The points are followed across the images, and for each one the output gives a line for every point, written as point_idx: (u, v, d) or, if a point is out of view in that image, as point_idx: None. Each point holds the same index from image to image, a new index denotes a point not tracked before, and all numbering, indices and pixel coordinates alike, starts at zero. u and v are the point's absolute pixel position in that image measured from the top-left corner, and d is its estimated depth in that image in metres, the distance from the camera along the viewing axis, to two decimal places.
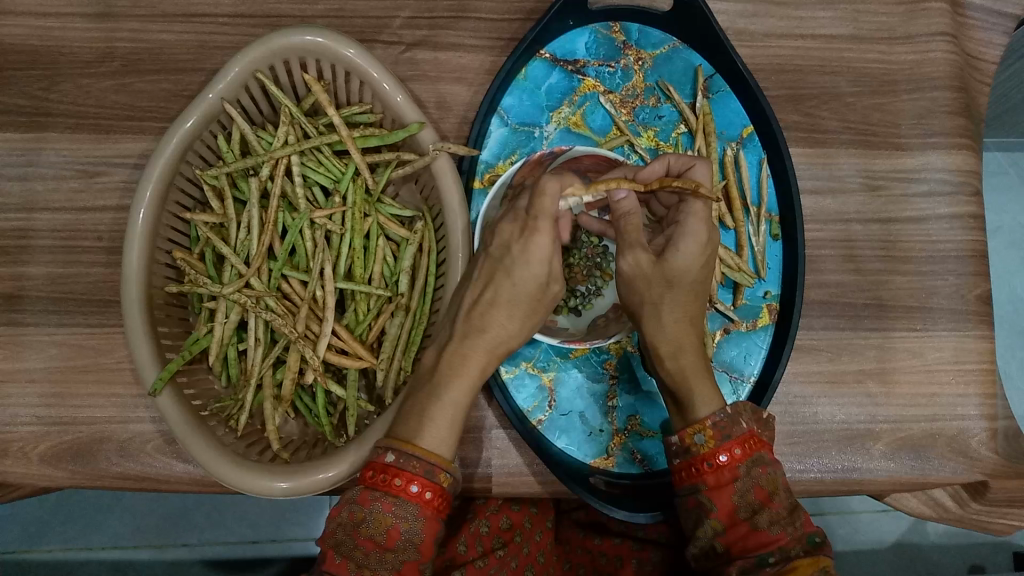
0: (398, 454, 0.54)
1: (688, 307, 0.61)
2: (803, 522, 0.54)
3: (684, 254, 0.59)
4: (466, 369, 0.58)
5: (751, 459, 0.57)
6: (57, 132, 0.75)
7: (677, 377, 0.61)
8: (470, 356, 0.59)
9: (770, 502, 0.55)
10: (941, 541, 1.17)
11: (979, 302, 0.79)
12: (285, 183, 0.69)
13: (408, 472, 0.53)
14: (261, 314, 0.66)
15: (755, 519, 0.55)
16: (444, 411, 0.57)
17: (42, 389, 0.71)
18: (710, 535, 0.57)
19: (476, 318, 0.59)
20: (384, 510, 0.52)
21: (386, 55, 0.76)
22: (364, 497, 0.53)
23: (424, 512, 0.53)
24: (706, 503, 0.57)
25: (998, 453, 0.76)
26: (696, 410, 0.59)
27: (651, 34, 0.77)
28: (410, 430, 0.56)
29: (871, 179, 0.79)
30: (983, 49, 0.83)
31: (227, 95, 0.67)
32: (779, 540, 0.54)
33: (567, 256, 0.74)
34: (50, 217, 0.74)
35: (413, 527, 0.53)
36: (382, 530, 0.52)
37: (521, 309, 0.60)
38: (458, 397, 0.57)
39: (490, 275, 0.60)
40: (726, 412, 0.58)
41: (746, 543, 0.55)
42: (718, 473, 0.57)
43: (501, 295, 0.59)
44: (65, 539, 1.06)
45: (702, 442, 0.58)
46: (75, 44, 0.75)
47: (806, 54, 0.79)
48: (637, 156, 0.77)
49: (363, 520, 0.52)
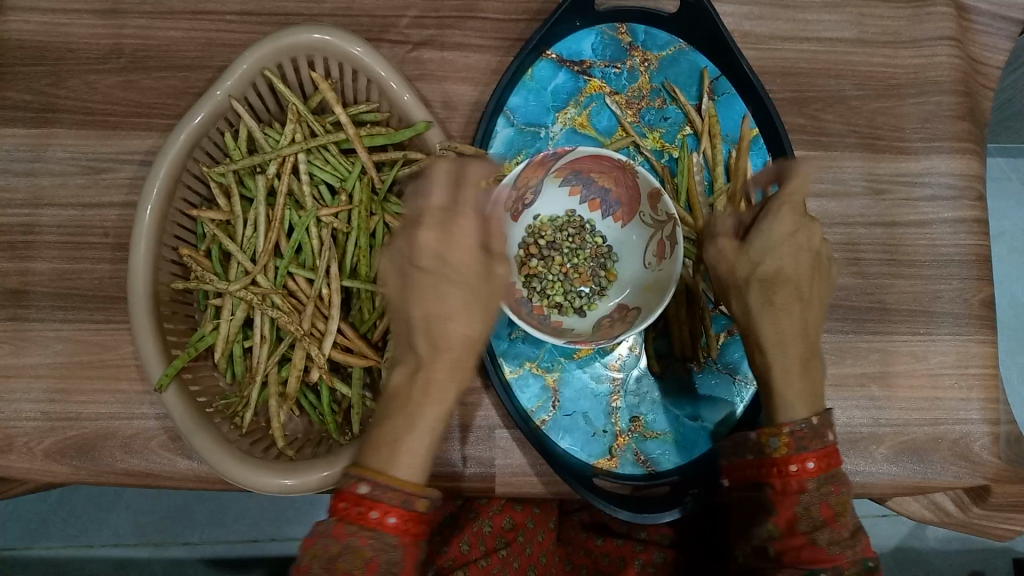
0: (373, 485, 0.50)
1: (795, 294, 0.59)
2: (862, 546, 0.55)
3: (768, 237, 0.59)
4: (433, 393, 0.51)
5: (824, 476, 0.57)
6: (64, 128, 0.75)
7: (774, 375, 0.59)
8: (438, 374, 0.52)
9: (834, 522, 0.55)
10: (941, 545, 1.17)
11: (982, 307, 0.79)
12: (292, 181, 0.69)
13: (384, 503, 0.49)
14: (266, 311, 0.66)
15: (815, 534, 0.55)
16: (416, 440, 0.51)
17: (47, 385, 0.71)
18: (765, 536, 0.57)
19: (431, 331, 0.52)
20: (361, 543, 0.49)
21: (393, 54, 0.76)
22: (338, 529, 0.49)
23: (403, 540, 0.50)
24: (768, 505, 0.57)
25: (1000, 457, 0.76)
26: (788, 412, 0.58)
27: (657, 35, 0.77)
28: (381, 460, 0.51)
29: (876, 183, 0.79)
30: (988, 54, 0.83)
31: (234, 93, 0.67)
32: (836, 560, 0.54)
33: (574, 256, 0.77)
34: (56, 213, 0.74)
35: (393, 557, 0.49)
36: (361, 564, 0.49)
37: (478, 304, 0.52)
38: (429, 426, 0.52)
39: (435, 282, 0.52)
40: (811, 422, 0.57)
41: (801, 553, 0.55)
42: (787, 480, 0.57)
43: (449, 301, 0.52)
44: (65, 536, 1.06)
45: (777, 446, 0.58)
46: (83, 41, 0.75)
47: (812, 57, 0.79)
48: (643, 158, 0.77)
49: (340, 553, 0.49)
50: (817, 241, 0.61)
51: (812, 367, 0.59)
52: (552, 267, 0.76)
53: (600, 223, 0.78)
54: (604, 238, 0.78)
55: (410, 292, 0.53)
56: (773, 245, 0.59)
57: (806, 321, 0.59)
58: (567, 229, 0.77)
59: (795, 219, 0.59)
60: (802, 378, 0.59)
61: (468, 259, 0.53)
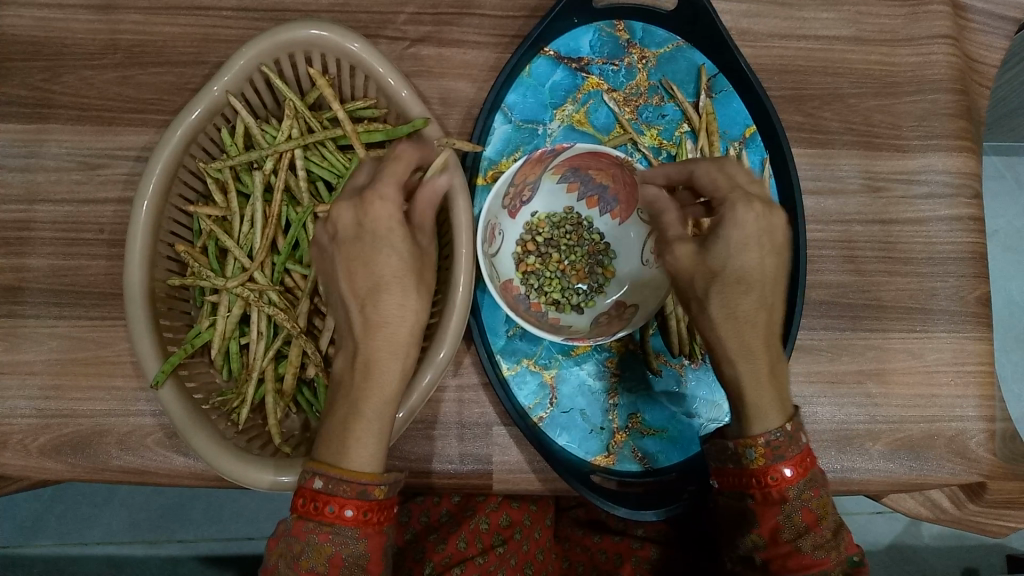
0: (325, 479, 0.53)
1: (758, 295, 0.57)
2: (845, 544, 0.56)
3: (729, 244, 0.57)
4: (377, 374, 0.55)
5: (804, 481, 0.57)
6: (59, 124, 0.74)
7: (744, 384, 0.58)
8: (377, 353, 0.56)
9: (816, 526, 0.56)
10: (936, 541, 1.17)
11: (978, 304, 0.79)
12: (289, 176, 0.69)
13: (339, 497, 0.53)
14: (263, 307, 0.66)
15: (799, 542, 0.56)
16: (365, 427, 0.55)
17: (42, 382, 0.71)
18: (749, 546, 0.58)
19: (369, 310, 0.56)
20: (322, 540, 0.53)
21: (390, 50, 0.76)
22: (298, 528, 0.53)
23: (365, 531, 0.54)
24: (751, 516, 0.58)
25: (995, 454, 0.77)
26: (761, 423, 0.57)
27: (655, 33, 0.77)
28: (336, 453, 0.54)
29: (872, 180, 0.79)
30: (984, 52, 0.83)
31: (231, 88, 0.67)
32: (821, 565, 0.55)
33: (570, 254, 0.77)
34: (51, 209, 0.74)
35: (355, 549, 0.54)
36: (324, 560, 0.53)
37: (412, 277, 0.57)
38: (380, 406, 0.55)
39: (363, 259, 0.57)
40: (785, 431, 0.57)
41: (787, 563, 0.56)
42: (767, 490, 0.57)
43: (379, 277, 0.56)
44: (60, 534, 1.06)
45: (754, 457, 0.57)
46: (78, 36, 0.75)
47: (809, 55, 0.79)
48: (641, 155, 0.77)
49: (302, 552, 0.53)
50: (784, 234, 0.59)
51: (778, 367, 0.59)
52: (551, 265, 0.76)
53: (597, 219, 0.78)
54: (602, 235, 0.78)
55: (343, 277, 0.58)
56: (740, 248, 0.57)
57: (768, 321, 0.58)
58: (565, 225, 0.77)
59: (762, 216, 0.57)
60: (770, 384, 0.58)
61: (389, 233, 0.57)
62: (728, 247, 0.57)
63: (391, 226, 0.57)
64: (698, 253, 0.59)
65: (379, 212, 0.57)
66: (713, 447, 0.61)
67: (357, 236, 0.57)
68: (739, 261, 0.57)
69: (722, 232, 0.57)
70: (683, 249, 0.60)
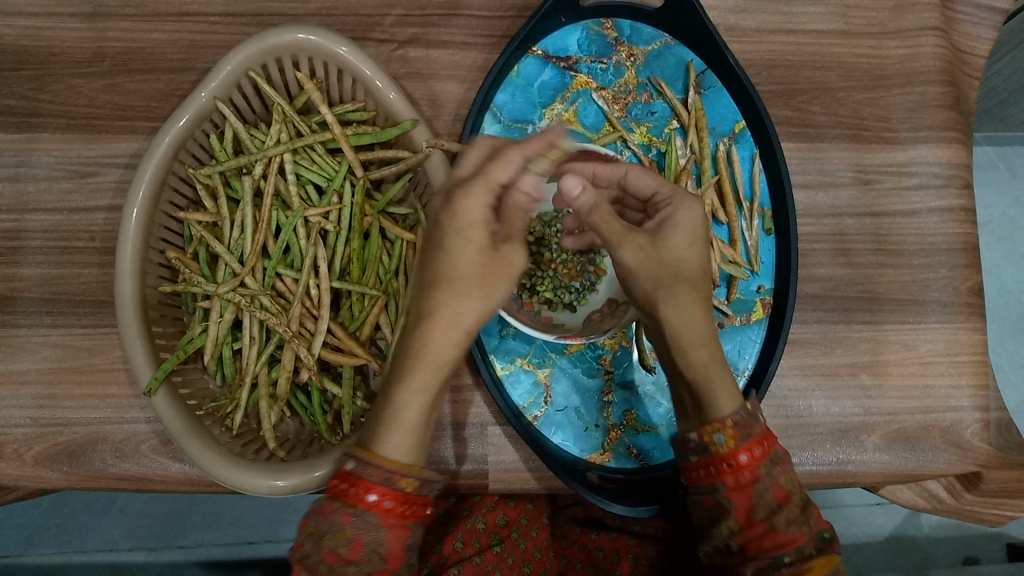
0: (356, 461, 0.54)
1: (700, 288, 0.61)
2: (815, 520, 0.58)
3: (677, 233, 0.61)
4: (417, 368, 0.55)
5: (770, 459, 0.58)
6: (49, 132, 0.74)
7: (697, 372, 0.60)
8: (423, 348, 0.55)
9: (787, 502, 0.58)
10: (936, 532, 1.18)
11: (970, 295, 0.80)
12: (279, 181, 0.69)
13: (366, 480, 0.53)
14: (255, 312, 0.66)
15: (773, 520, 0.57)
16: (398, 415, 0.55)
17: (36, 391, 0.71)
18: (726, 534, 0.58)
19: (423, 304, 0.56)
20: (344, 521, 0.53)
21: (379, 53, 0.75)
22: (325, 508, 0.54)
23: (388, 521, 0.53)
24: (726, 503, 0.58)
25: (991, 444, 0.77)
26: (718, 407, 0.59)
27: (643, 30, 0.77)
28: (368, 437, 0.55)
29: (863, 173, 0.79)
30: (972, 43, 0.83)
31: (219, 94, 0.67)
32: (795, 540, 0.56)
33: (561, 251, 0.76)
34: (42, 218, 0.74)
35: (376, 537, 0.53)
36: (346, 543, 0.52)
37: (469, 281, 0.55)
38: (412, 399, 0.55)
39: (430, 252, 0.57)
40: (746, 409, 0.59)
41: (763, 544, 0.56)
42: (739, 473, 0.58)
43: (437, 272, 0.56)
44: (60, 542, 1.06)
45: (722, 442, 0.58)
46: (66, 44, 0.75)
47: (798, 49, 0.79)
48: (630, 152, 0.77)
49: (327, 531, 0.53)
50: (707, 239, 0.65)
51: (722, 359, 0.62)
52: (542, 263, 0.75)
53: None
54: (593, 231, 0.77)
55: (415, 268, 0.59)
56: (684, 242, 0.61)
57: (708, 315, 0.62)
58: (555, 224, 0.76)
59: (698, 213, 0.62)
60: (721, 371, 0.61)
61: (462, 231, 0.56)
62: (673, 242, 0.61)
63: (465, 228, 0.55)
64: (649, 251, 0.60)
65: (460, 212, 0.55)
66: (675, 443, 0.62)
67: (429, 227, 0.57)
68: (683, 256, 0.61)
69: (664, 229, 0.61)
70: (633, 251, 0.59)
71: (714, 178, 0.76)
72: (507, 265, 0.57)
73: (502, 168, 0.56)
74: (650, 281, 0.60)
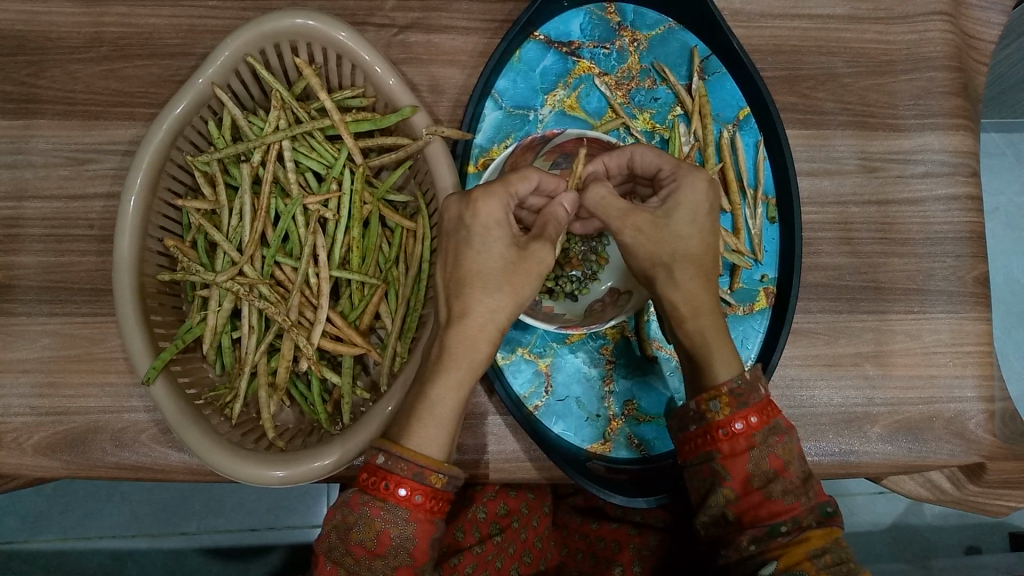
0: (388, 455, 0.54)
1: (703, 265, 0.60)
2: (815, 493, 0.58)
3: (684, 207, 0.60)
4: (452, 363, 0.55)
5: (768, 427, 0.59)
6: (46, 119, 0.73)
7: (696, 340, 0.61)
8: (455, 344, 0.55)
9: (785, 471, 0.58)
10: (939, 521, 1.17)
11: (976, 285, 0.79)
12: (278, 168, 0.68)
13: (396, 475, 0.53)
14: (253, 301, 0.66)
15: (769, 489, 0.57)
16: (431, 412, 0.55)
17: (36, 379, 0.71)
18: (722, 503, 0.59)
19: (455, 302, 0.56)
20: (373, 514, 0.53)
21: (378, 37, 0.74)
22: (354, 500, 0.54)
23: (416, 516, 0.54)
24: (721, 471, 0.58)
25: (995, 435, 0.76)
26: (714, 375, 0.60)
27: (647, 14, 0.76)
28: (399, 431, 0.55)
29: (869, 160, 0.78)
30: (981, 28, 0.82)
31: (217, 80, 0.66)
32: (792, 510, 0.57)
33: (566, 240, 0.73)
34: (40, 206, 0.73)
35: (405, 531, 0.54)
36: (373, 536, 0.54)
37: (500, 278, 0.55)
38: (445, 394, 0.55)
39: (457, 250, 0.57)
40: (744, 378, 0.59)
41: (759, 512, 0.57)
42: (735, 441, 0.58)
43: (466, 271, 0.56)
44: (64, 529, 1.06)
45: (718, 408, 0.59)
46: (62, 29, 0.74)
47: (803, 34, 0.78)
48: (633, 139, 0.76)
49: (355, 524, 0.54)
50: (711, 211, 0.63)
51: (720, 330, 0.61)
52: None
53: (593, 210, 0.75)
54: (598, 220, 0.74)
55: (443, 259, 0.58)
56: (687, 220, 0.59)
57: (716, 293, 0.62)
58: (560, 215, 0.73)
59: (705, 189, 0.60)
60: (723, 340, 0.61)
61: (495, 229, 0.56)
62: (675, 220, 0.59)
63: (491, 226, 0.56)
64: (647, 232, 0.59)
65: (483, 211, 0.55)
66: (676, 412, 0.62)
67: (457, 224, 0.57)
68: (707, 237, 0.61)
69: (670, 207, 0.60)
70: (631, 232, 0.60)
71: (718, 166, 0.75)
72: (536, 267, 0.56)
73: (522, 182, 0.58)
74: (650, 261, 0.60)
